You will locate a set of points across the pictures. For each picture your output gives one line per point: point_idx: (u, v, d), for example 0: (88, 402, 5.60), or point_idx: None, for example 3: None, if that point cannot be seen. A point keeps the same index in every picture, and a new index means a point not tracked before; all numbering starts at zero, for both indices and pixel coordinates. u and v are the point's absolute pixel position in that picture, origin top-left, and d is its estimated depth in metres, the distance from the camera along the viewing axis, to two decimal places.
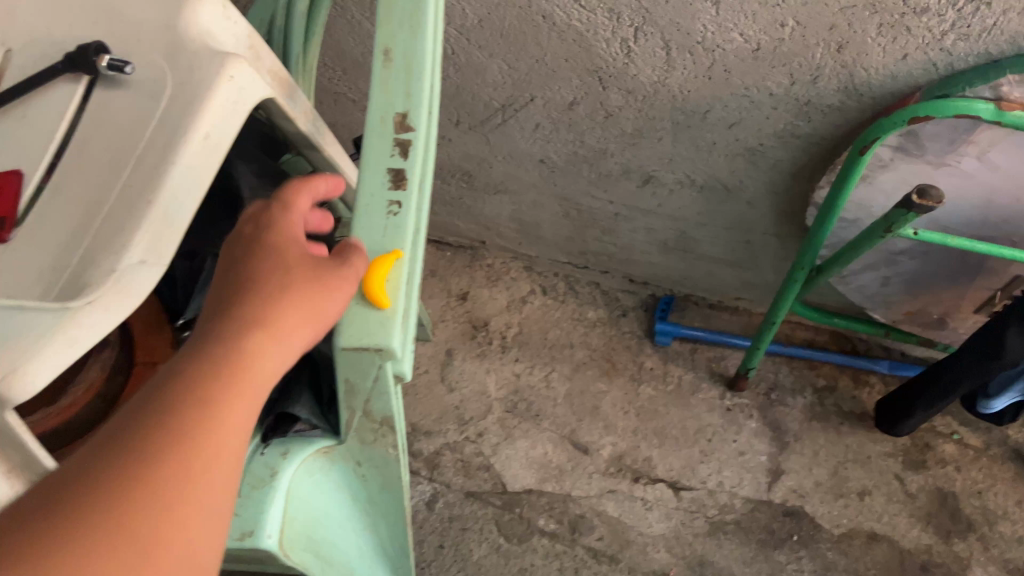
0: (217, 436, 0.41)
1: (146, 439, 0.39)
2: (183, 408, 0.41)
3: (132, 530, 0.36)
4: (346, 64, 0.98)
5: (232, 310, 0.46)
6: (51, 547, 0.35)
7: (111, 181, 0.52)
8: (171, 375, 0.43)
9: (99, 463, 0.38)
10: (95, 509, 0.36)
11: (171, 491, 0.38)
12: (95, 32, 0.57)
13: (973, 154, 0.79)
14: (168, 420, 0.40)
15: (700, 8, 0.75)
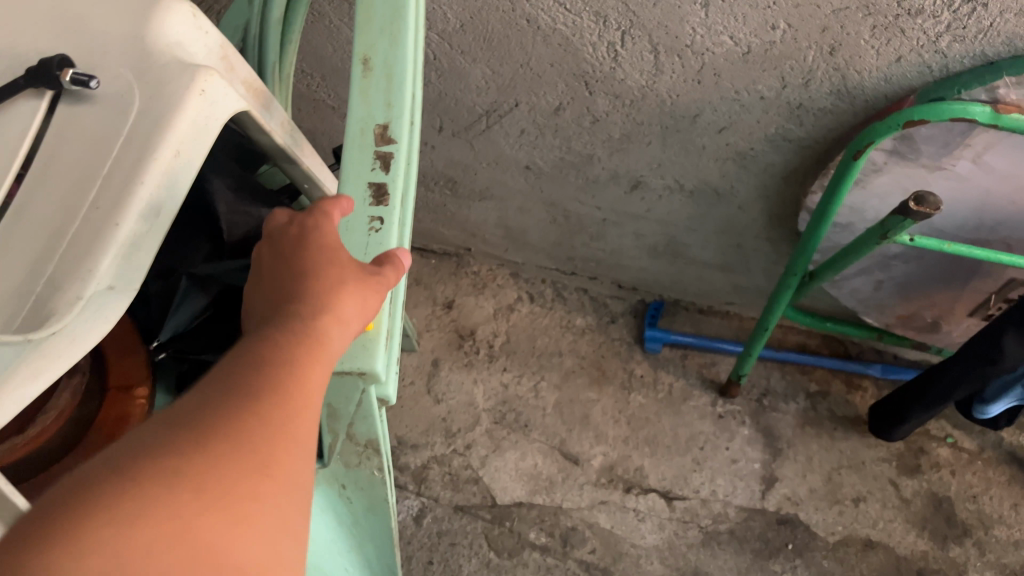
0: (286, 421, 0.38)
1: (224, 420, 0.36)
2: (259, 389, 0.38)
3: (212, 515, 0.33)
4: (325, 70, 0.95)
5: (287, 295, 0.43)
6: (125, 523, 0.31)
7: (78, 202, 0.48)
8: (240, 358, 0.39)
9: (172, 439, 0.35)
10: (172, 487, 0.33)
11: (251, 475, 0.35)
12: (58, 44, 0.53)
13: (969, 157, 0.77)
14: (243, 401, 0.37)
15: (689, 10, 0.73)
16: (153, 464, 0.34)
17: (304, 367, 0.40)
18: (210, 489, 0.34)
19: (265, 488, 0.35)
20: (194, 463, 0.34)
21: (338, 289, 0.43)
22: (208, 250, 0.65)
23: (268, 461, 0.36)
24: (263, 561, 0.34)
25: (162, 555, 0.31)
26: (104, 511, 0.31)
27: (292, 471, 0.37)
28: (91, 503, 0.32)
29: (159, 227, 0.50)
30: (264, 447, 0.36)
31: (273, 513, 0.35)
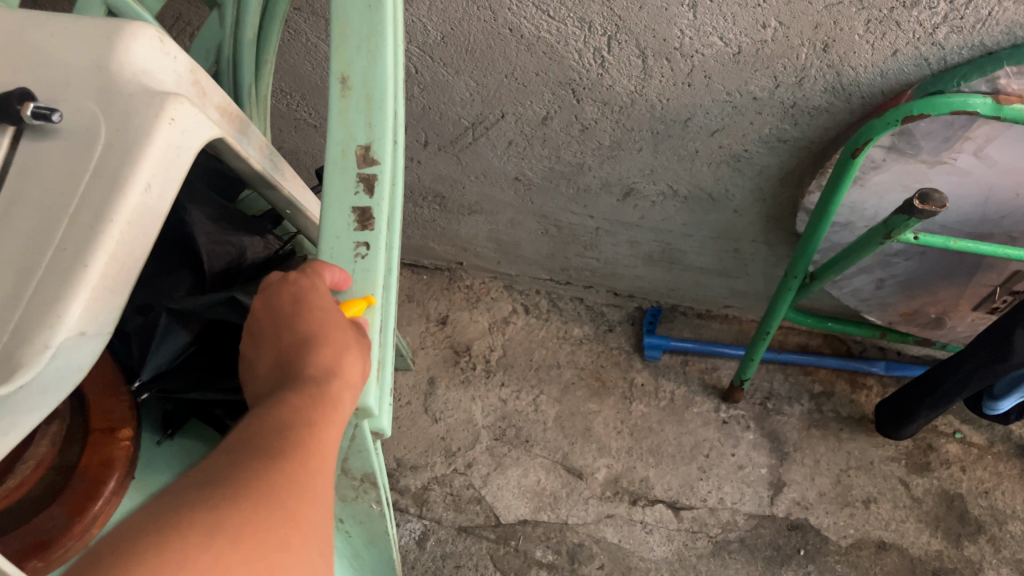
0: (308, 474, 0.38)
1: (252, 474, 0.36)
2: (283, 447, 0.38)
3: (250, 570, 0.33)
4: (304, 89, 0.92)
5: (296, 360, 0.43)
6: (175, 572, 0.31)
7: (43, 244, 0.45)
8: (260, 418, 0.40)
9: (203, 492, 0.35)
10: (215, 538, 0.33)
11: (282, 531, 0.36)
12: (19, 78, 0.50)
13: (970, 150, 0.75)
14: (269, 458, 0.37)
15: (677, 12, 0.70)
16: (195, 514, 0.33)
17: (320, 428, 0.40)
18: (248, 542, 0.34)
19: (295, 545, 0.36)
20: (233, 514, 0.34)
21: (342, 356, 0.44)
22: (190, 284, 0.62)
23: (294, 516, 0.36)
24: None
25: None
26: (152, 557, 0.31)
27: (314, 528, 0.38)
28: (138, 550, 0.31)
29: (130, 266, 0.47)
30: (292, 503, 0.37)
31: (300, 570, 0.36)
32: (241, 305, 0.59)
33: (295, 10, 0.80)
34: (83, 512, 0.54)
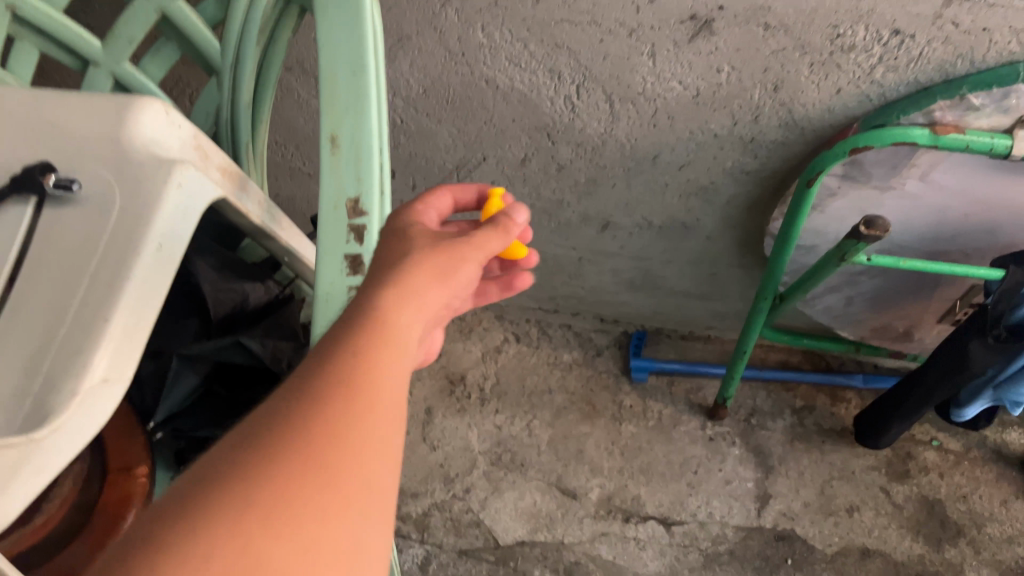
0: (358, 428, 0.33)
1: (284, 432, 0.32)
2: (321, 395, 0.33)
3: (286, 547, 0.29)
4: (297, 139, 0.98)
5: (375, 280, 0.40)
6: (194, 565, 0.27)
7: (66, 301, 0.51)
8: (317, 355, 0.36)
9: (226, 464, 0.31)
10: (240, 517, 0.29)
11: (325, 494, 0.31)
12: (39, 151, 0.56)
13: (917, 176, 0.81)
14: (304, 411, 0.33)
15: (638, 61, 0.77)
16: (215, 492, 0.29)
17: (375, 358, 0.36)
18: (288, 508, 0.30)
19: (343, 509, 0.31)
20: (264, 481, 0.30)
21: (408, 280, 0.41)
22: (197, 329, 0.67)
23: (337, 483, 0.31)
24: None
25: None
26: (166, 542, 0.28)
27: (370, 491, 0.32)
28: (150, 546, 0.28)
29: (146, 319, 0.52)
30: (334, 458, 0.32)
31: (348, 543, 0.30)
32: (247, 348, 0.65)
33: (287, 70, 0.86)
34: (104, 547, 0.60)
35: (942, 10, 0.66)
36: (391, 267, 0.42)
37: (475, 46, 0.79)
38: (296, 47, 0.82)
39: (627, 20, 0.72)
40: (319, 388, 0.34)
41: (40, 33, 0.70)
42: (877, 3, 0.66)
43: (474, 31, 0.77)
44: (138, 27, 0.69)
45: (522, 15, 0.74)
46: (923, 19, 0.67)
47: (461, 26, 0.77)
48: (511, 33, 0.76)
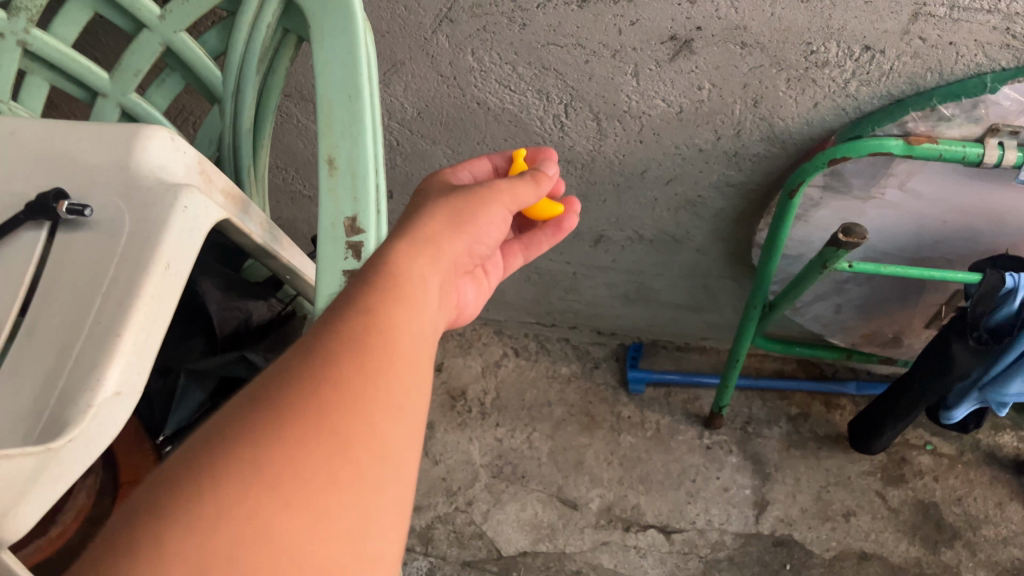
0: (369, 392, 0.36)
1: (297, 405, 0.34)
2: (333, 375, 0.36)
3: (295, 515, 0.31)
4: (297, 163, 1.02)
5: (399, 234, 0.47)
6: (207, 524, 0.29)
7: (80, 322, 0.53)
8: (335, 318, 0.39)
9: (237, 433, 0.33)
10: (253, 486, 0.31)
11: (335, 470, 0.33)
12: (51, 180, 0.59)
13: (895, 185, 0.84)
14: (316, 390, 0.35)
15: (622, 81, 0.80)
16: (234, 448, 0.32)
17: (389, 320, 0.40)
18: (302, 464, 0.32)
19: (353, 470, 0.34)
20: (279, 439, 0.33)
21: (430, 228, 0.48)
22: (203, 348, 0.71)
23: (348, 445, 0.34)
24: (343, 545, 0.32)
25: (234, 533, 0.29)
26: (186, 492, 0.30)
27: (379, 453, 0.35)
28: (165, 508, 0.29)
29: (154, 335, 0.53)
30: (344, 422, 0.34)
31: (356, 501, 0.33)
32: (251, 361, 0.69)
33: (286, 97, 0.89)
34: None
35: (908, 26, 0.69)
36: (414, 220, 0.49)
37: (466, 70, 0.82)
38: (294, 75, 0.85)
39: (610, 42, 0.76)
40: (335, 351, 0.37)
41: (51, 68, 0.73)
42: (847, 20, 0.69)
43: (465, 55, 0.80)
44: (142, 58, 0.72)
45: (510, 39, 0.78)
46: (891, 34, 0.70)
47: (452, 51, 0.80)
48: (500, 56, 0.80)
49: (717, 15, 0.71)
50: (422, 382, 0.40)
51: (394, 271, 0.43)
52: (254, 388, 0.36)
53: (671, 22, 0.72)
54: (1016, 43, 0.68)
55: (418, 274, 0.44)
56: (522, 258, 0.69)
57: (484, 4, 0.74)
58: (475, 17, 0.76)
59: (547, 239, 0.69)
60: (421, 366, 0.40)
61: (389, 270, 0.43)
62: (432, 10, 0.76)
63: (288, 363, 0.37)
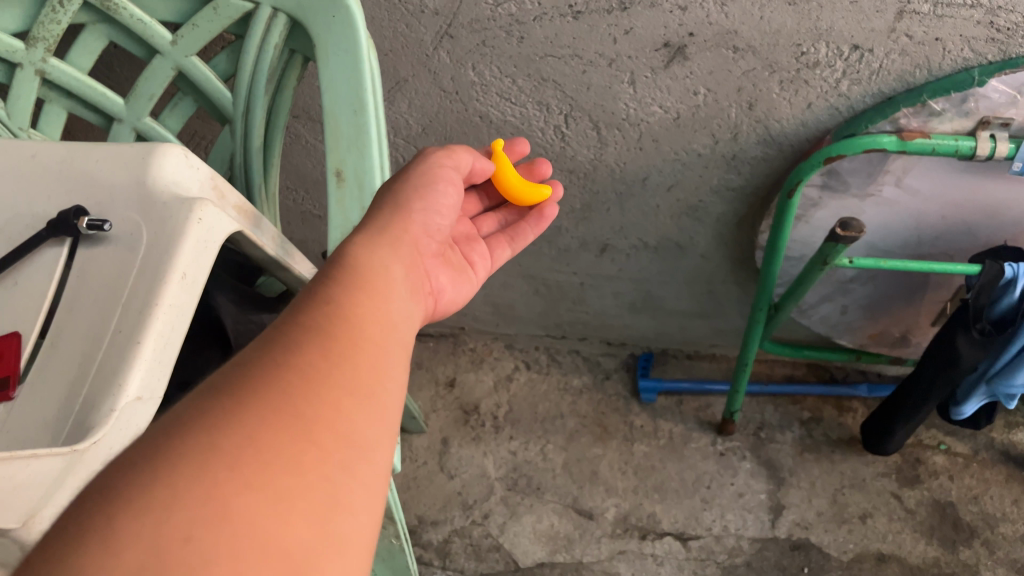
0: (332, 383, 0.39)
1: (264, 396, 0.36)
2: (293, 370, 0.38)
3: (260, 494, 0.32)
4: (306, 184, 1.04)
5: (363, 231, 0.51)
6: (173, 500, 0.31)
7: (102, 331, 0.54)
8: (301, 314, 0.42)
9: (198, 424, 0.34)
10: (213, 468, 0.32)
11: (297, 455, 0.35)
12: (71, 200, 0.61)
13: (892, 182, 0.85)
14: (278, 384, 0.37)
15: (620, 89, 0.82)
16: (203, 434, 0.34)
17: (353, 314, 0.43)
18: (266, 448, 0.34)
19: (321, 456, 0.35)
20: (244, 426, 0.34)
21: (390, 225, 0.53)
22: (219, 361, 0.72)
23: (312, 432, 0.36)
24: (310, 523, 0.33)
25: (198, 508, 0.31)
26: (153, 472, 0.32)
27: (345, 440, 0.37)
28: (125, 491, 0.31)
29: (175, 344, 0.54)
30: (310, 412, 0.37)
31: (324, 485, 0.35)
32: None
33: (294, 118, 0.92)
34: None
35: (895, 24, 0.71)
36: (374, 219, 0.53)
37: (468, 84, 0.85)
38: (302, 96, 0.88)
39: (606, 51, 0.78)
40: (301, 346, 0.40)
41: (68, 95, 0.76)
42: (834, 21, 0.71)
43: (466, 70, 0.83)
44: (156, 84, 0.75)
45: (509, 53, 0.80)
46: (878, 33, 0.72)
47: (453, 66, 0.83)
48: (500, 70, 0.82)
49: (709, 20, 0.73)
50: (390, 376, 0.42)
51: (358, 265, 0.47)
52: (223, 379, 0.37)
53: (664, 29, 0.74)
54: (1000, 36, 0.70)
55: (379, 268, 0.48)
56: (510, 249, 0.72)
57: (483, 19, 0.77)
58: (474, 32, 0.78)
59: (531, 231, 0.73)
60: (389, 361, 0.43)
61: (354, 267, 0.47)
62: (433, 27, 0.79)
63: (248, 361, 0.39)
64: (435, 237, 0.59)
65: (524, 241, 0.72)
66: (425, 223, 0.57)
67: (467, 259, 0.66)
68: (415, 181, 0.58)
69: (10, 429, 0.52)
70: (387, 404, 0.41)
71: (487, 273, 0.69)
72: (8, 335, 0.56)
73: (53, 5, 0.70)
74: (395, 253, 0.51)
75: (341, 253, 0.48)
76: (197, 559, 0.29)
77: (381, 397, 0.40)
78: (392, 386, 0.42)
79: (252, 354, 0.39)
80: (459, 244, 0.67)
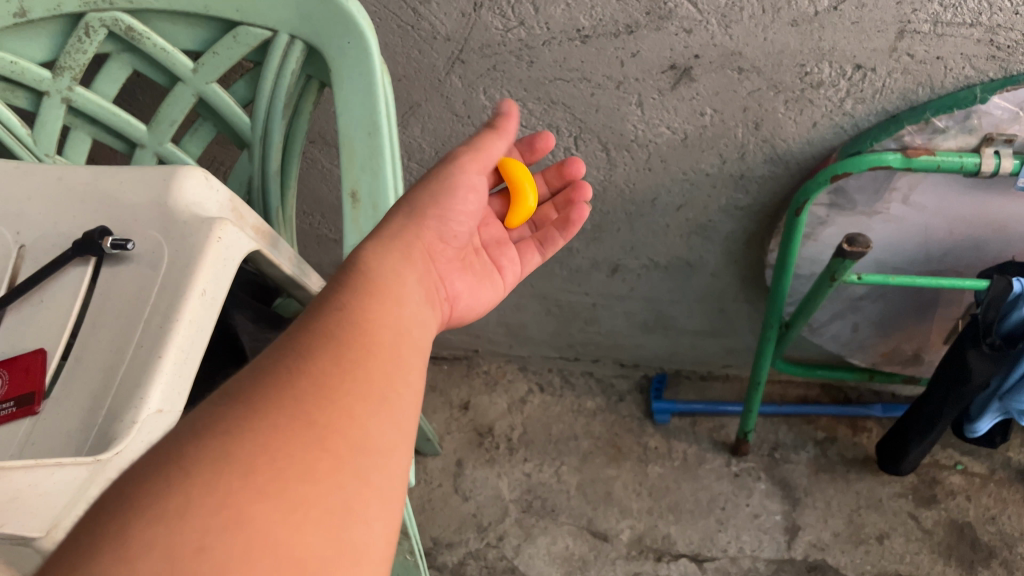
0: (345, 390, 0.39)
1: (277, 405, 0.37)
2: (305, 377, 0.39)
3: (270, 502, 0.33)
4: (322, 208, 1.06)
5: (379, 239, 0.52)
6: (187, 509, 0.32)
7: (124, 347, 0.54)
8: (317, 322, 0.43)
9: (209, 433, 0.35)
10: (225, 477, 0.33)
11: (309, 462, 0.35)
12: (95, 221, 0.62)
13: (898, 200, 0.86)
14: (289, 392, 0.38)
15: (628, 111, 0.84)
16: (217, 443, 0.35)
17: (368, 321, 0.44)
18: (279, 455, 0.35)
19: (333, 462, 0.36)
20: (257, 435, 0.35)
21: (405, 233, 0.54)
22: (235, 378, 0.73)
23: (325, 438, 0.37)
24: (322, 530, 0.34)
25: (209, 517, 0.32)
26: (167, 482, 0.33)
27: (359, 445, 0.38)
28: (140, 500, 0.32)
29: (193, 359, 0.54)
30: (322, 419, 0.37)
31: (336, 492, 0.35)
32: None
33: (310, 143, 0.94)
34: None
35: (896, 44, 0.72)
36: (392, 228, 0.54)
37: (479, 108, 0.87)
38: (317, 121, 0.91)
39: (613, 74, 0.80)
40: (315, 353, 0.41)
41: (92, 122, 0.79)
42: (836, 41, 0.73)
43: (477, 94, 0.85)
44: (178, 110, 0.77)
45: (519, 77, 0.82)
46: (880, 52, 0.73)
47: (465, 90, 0.85)
48: (510, 93, 0.84)
49: (713, 42, 0.75)
50: (406, 381, 0.43)
51: (370, 273, 0.48)
52: (237, 388, 0.38)
53: (670, 51, 0.76)
54: (1001, 54, 0.72)
55: (391, 275, 0.49)
56: (540, 255, 0.73)
57: (493, 45, 0.79)
58: (484, 56, 0.81)
59: (560, 237, 0.74)
60: (403, 364, 0.44)
61: (368, 274, 0.48)
62: (445, 53, 0.81)
63: (262, 369, 0.40)
64: (453, 244, 0.60)
65: (553, 247, 0.74)
66: (442, 230, 0.58)
67: (495, 265, 0.68)
68: (432, 190, 0.58)
69: (34, 443, 0.53)
70: (403, 409, 0.41)
71: (518, 278, 0.70)
72: (33, 352, 0.57)
73: (80, 36, 0.72)
74: (406, 259, 0.52)
75: (353, 262, 0.49)
76: (210, 568, 0.30)
77: (395, 402, 0.41)
78: (408, 391, 0.42)
79: (266, 363, 0.40)
80: (489, 247, 0.69)
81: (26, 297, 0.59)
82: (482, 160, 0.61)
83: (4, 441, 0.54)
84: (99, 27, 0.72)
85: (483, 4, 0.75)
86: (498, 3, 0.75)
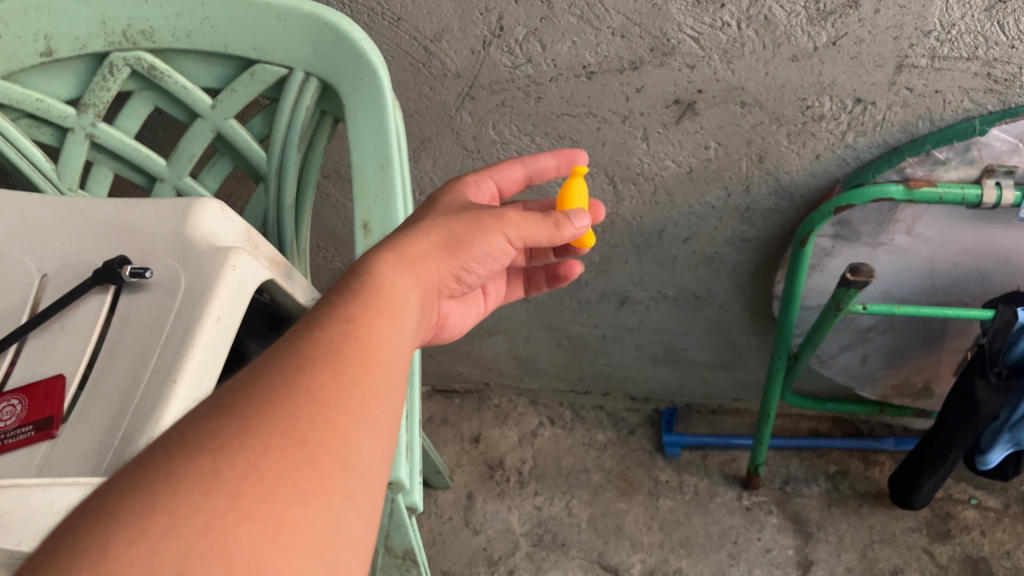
0: (341, 408, 0.37)
1: (271, 418, 0.35)
2: (300, 389, 0.37)
3: (256, 527, 0.32)
4: (336, 242, 1.09)
5: (389, 251, 0.49)
6: (174, 528, 0.30)
7: (139, 371, 0.55)
8: (316, 330, 0.40)
9: (199, 439, 0.34)
10: (213, 493, 0.32)
11: (298, 483, 0.34)
12: (115, 250, 0.64)
13: (903, 231, 0.88)
14: (283, 404, 0.36)
15: (634, 144, 0.86)
16: (208, 454, 0.33)
17: (369, 334, 0.42)
18: (266, 477, 0.33)
19: (321, 484, 0.34)
20: (246, 450, 0.33)
21: (422, 256, 0.51)
22: None
23: (316, 458, 0.35)
24: (304, 559, 0.32)
25: (191, 538, 0.30)
26: (150, 494, 0.31)
27: (349, 467, 0.36)
28: (121, 514, 0.30)
29: (207, 386, 0.55)
30: (314, 438, 0.35)
31: (321, 519, 0.34)
32: None
33: (324, 178, 0.97)
34: None
35: (895, 77, 0.74)
36: (411, 247, 0.51)
37: (488, 143, 0.89)
38: (332, 156, 0.93)
39: (619, 109, 0.82)
40: (314, 362, 0.38)
41: (115, 157, 0.81)
42: (836, 75, 0.75)
43: (487, 129, 0.87)
44: (196, 145, 0.79)
45: (526, 112, 0.84)
46: (879, 86, 0.75)
47: (474, 126, 0.87)
48: (518, 128, 0.86)
49: (716, 77, 0.77)
50: (398, 399, 0.41)
51: (375, 282, 0.45)
52: (225, 395, 0.36)
53: (674, 86, 0.78)
54: (998, 86, 0.73)
55: (399, 292, 0.46)
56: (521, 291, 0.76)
57: (502, 81, 0.81)
58: (493, 92, 0.83)
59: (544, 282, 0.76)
60: (397, 381, 0.41)
61: (373, 285, 0.45)
62: (455, 89, 0.84)
63: (254, 375, 0.37)
64: (460, 286, 0.59)
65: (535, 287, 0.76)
66: (461, 270, 0.55)
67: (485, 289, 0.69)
68: (470, 233, 0.54)
69: (52, 464, 0.54)
70: (392, 427, 0.40)
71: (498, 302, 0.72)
72: (53, 377, 0.58)
73: (104, 74, 0.75)
74: (419, 280, 0.49)
75: (364, 272, 0.46)
76: None
77: (387, 420, 0.39)
78: (398, 409, 0.41)
79: (261, 369, 0.38)
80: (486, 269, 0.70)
81: (49, 323, 0.61)
82: (526, 227, 0.57)
83: (23, 464, 0.56)
84: (122, 66, 0.75)
85: (492, 42, 0.78)
86: (506, 40, 0.77)
